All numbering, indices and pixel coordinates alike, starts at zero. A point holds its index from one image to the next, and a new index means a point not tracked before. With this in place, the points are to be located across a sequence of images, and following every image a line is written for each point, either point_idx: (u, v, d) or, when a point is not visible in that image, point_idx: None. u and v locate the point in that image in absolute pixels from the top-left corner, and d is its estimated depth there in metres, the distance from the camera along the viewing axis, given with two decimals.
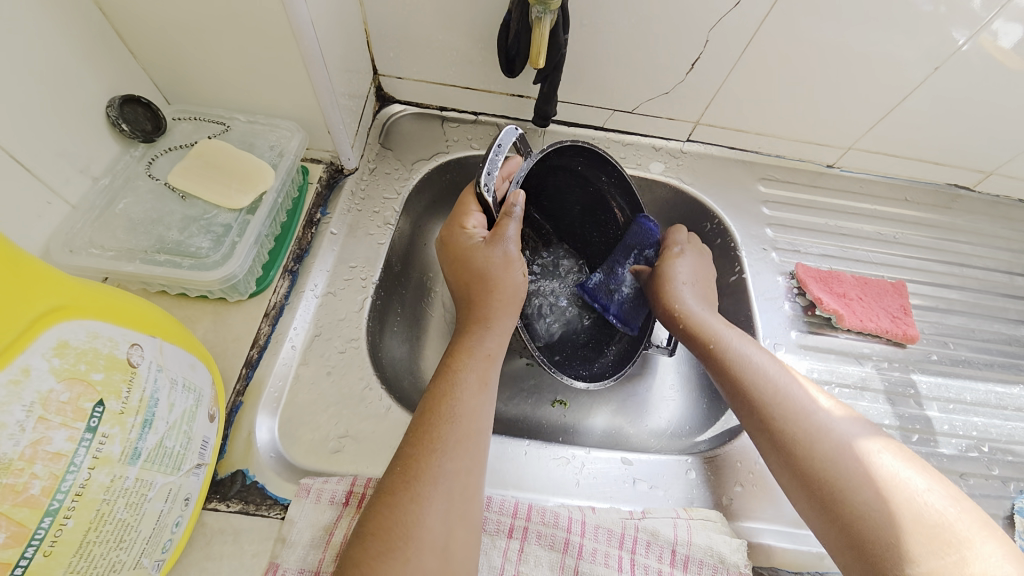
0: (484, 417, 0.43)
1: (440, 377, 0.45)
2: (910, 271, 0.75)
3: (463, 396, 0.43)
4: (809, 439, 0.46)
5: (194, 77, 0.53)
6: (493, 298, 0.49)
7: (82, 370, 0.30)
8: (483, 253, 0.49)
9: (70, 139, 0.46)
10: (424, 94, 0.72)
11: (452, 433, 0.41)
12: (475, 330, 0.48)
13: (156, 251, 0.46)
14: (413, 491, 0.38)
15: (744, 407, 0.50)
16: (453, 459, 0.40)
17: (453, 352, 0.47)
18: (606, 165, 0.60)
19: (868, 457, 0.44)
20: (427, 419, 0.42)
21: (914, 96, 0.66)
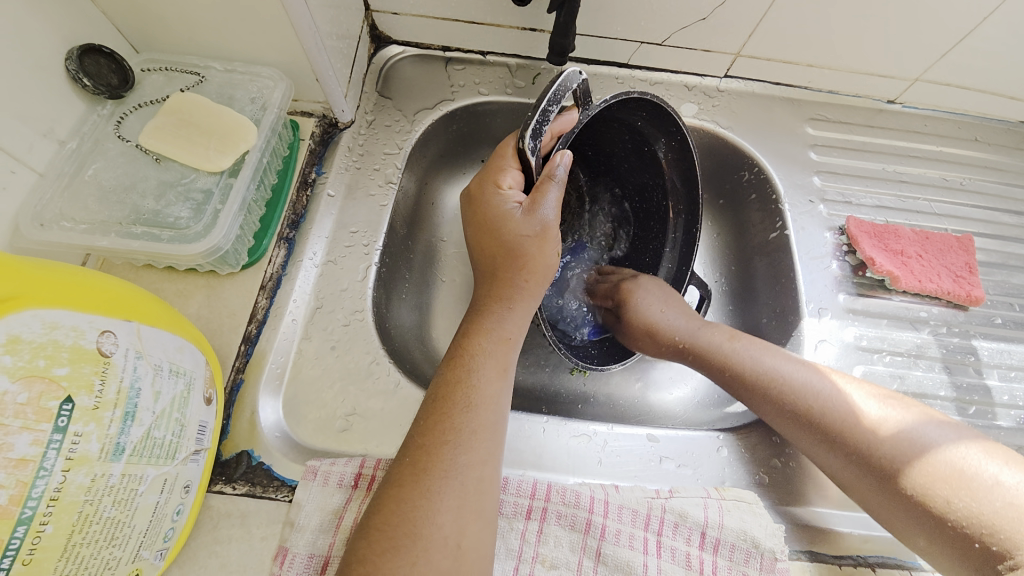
0: (503, 408, 0.40)
1: (454, 361, 0.41)
2: (975, 223, 0.66)
3: (479, 383, 0.39)
4: (817, 406, 0.45)
5: (160, 20, 0.47)
6: (522, 276, 0.43)
7: (41, 367, 0.27)
8: (518, 223, 0.43)
9: (27, 96, 0.41)
10: (423, 32, 0.63)
11: (468, 424, 0.37)
12: (497, 310, 0.43)
13: (133, 223, 0.42)
14: (423, 485, 0.35)
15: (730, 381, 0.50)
16: (469, 455, 0.36)
17: (469, 333, 0.42)
18: (669, 127, 0.51)
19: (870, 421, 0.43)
20: (441, 408, 0.38)
21: (996, 19, 0.55)
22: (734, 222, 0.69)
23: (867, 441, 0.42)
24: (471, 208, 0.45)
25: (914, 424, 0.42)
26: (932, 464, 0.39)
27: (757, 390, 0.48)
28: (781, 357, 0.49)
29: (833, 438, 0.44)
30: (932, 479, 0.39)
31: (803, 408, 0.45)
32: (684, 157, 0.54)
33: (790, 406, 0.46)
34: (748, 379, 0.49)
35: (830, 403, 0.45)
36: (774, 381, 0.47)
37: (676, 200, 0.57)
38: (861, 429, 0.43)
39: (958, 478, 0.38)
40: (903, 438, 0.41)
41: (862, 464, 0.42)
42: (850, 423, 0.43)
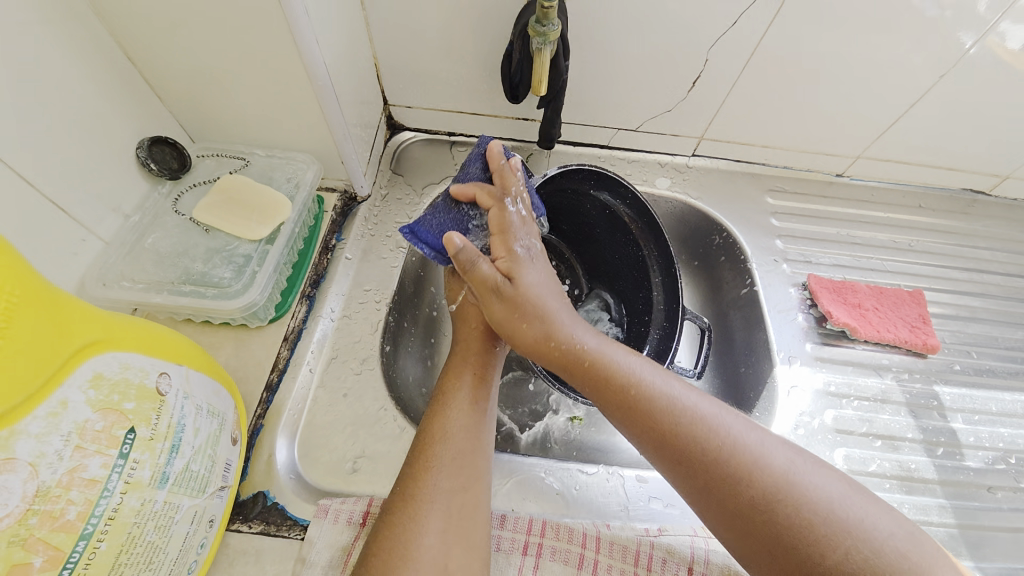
0: (479, 436, 0.44)
1: (436, 398, 0.46)
2: (927, 279, 0.74)
3: (453, 417, 0.44)
4: (743, 478, 0.39)
5: (217, 117, 0.57)
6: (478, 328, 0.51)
7: (115, 400, 0.32)
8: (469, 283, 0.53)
9: (104, 180, 0.49)
10: (432, 121, 0.74)
11: (445, 454, 0.42)
12: (467, 353, 0.50)
13: (182, 282, 0.49)
14: (412, 509, 0.39)
15: (629, 424, 0.43)
16: (444, 479, 0.41)
17: (447, 374, 0.48)
18: (620, 189, 0.62)
19: (760, 461, 0.39)
20: (425, 439, 0.43)
21: (914, 106, 0.66)
22: (709, 281, 0.77)
23: (751, 493, 0.38)
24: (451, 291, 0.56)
25: (819, 480, 0.39)
26: (858, 547, 0.35)
27: (656, 430, 0.42)
28: (673, 385, 0.44)
29: (746, 515, 0.38)
30: (802, 523, 0.37)
31: (692, 446, 0.40)
32: (642, 212, 0.62)
33: (710, 467, 0.40)
34: (630, 407, 0.43)
35: (751, 460, 0.39)
36: (687, 432, 0.41)
37: (648, 246, 0.63)
38: (783, 504, 0.37)
39: (896, 566, 0.34)
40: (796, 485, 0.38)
41: (768, 533, 0.37)
42: (737, 469, 0.39)
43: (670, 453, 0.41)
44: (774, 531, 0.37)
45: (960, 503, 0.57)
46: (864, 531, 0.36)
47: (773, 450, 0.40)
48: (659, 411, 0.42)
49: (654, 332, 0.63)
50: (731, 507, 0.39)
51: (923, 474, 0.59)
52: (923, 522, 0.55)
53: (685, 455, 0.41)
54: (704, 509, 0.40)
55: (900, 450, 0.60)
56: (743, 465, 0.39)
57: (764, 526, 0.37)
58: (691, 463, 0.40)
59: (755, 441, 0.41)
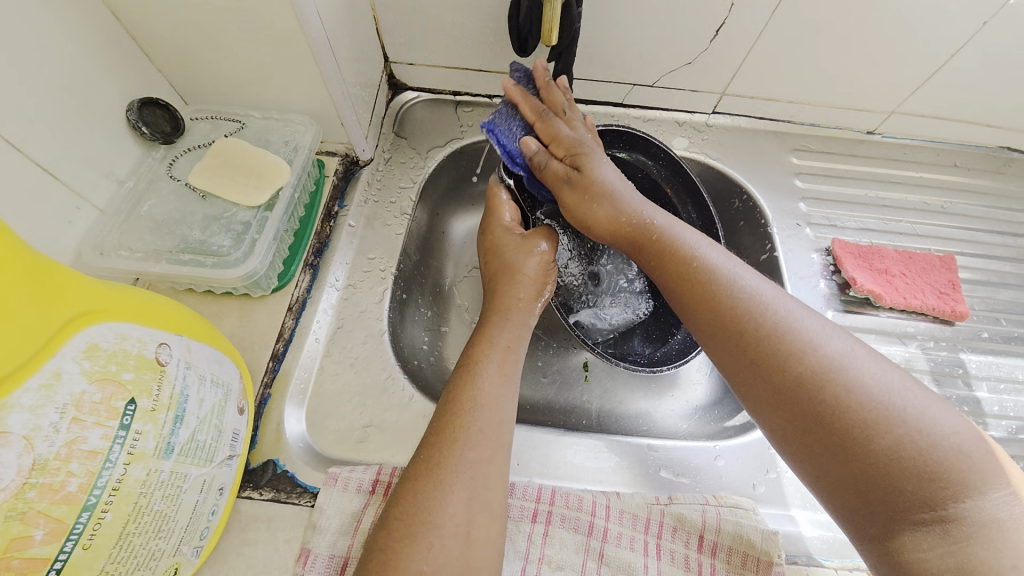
0: (506, 407, 0.43)
1: (461, 367, 0.45)
2: (958, 243, 0.70)
3: (482, 386, 0.43)
4: (798, 360, 0.38)
5: (208, 76, 0.54)
6: (516, 291, 0.50)
7: (113, 371, 0.31)
8: (514, 252, 0.52)
9: (94, 144, 0.47)
10: (436, 80, 0.70)
11: (476, 423, 0.41)
12: (495, 321, 0.48)
13: (181, 251, 0.47)
14: (436, 477, 0.38)
15: (700, 312, 0.43)
16: (473, 451, 0.40)
17: (474, 344, 0.47)
18: (651, 150, 0.60)
19: (856, 370, 0.37)
20: (451, 408, 0.42)
21: (959, 55, 0.60)
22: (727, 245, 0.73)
23: (830, 393, 0.36)
24: (487, 258, 0.54)
25: (887, 378, 0.37)
26: (917, 444, 0.34)
27: (724, 320, 0.41)
28: (780, 295, 0.42)
29: (804, 398, 0.37)
30: (890, 429, 0.34)
31: (773, 340, 0.39)
32: (676, 171, 0.60)
33: (764, 356, 0.39)
34: (706, 300, 0.42)
35: (809, 351, 0.38)
36: (746, 321, 0.40)
37: (687, 208, 0.60)
38: (837, 389, 0.36)
39: (951, 466, 0.33)
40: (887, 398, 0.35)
41: (829, 420, 0.36)
42: (812, 372, 0.37)
43: (723, 337, 0.41)
44: (833, 420, 0.36)
45: None
46: (922, 432, 0.34)
47: (869, 367, 0.37)
48: (716, 297, 0.42)
49: None
50: (786, 389, 0.38)
51: None
52: None
53: (738, 335, 0.40)
54: (751, 391, 0.40)
55: None
56: (830, 364, 0.37)
57: (821, 416, 0.36)
58: (742, 340, 0.40)
59: (864, 360, 0.37)
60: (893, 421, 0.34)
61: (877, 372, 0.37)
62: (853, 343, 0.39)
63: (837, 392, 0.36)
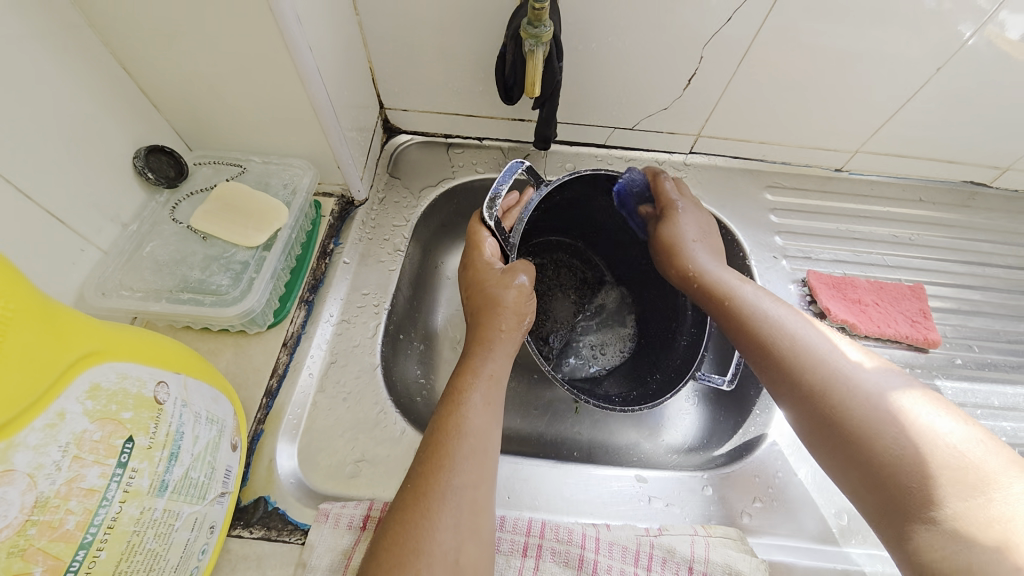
0: (492, 435, 0.44)
1: (448, 398, 0.46)
2: (928, 273, 0.73)
3: (468, 415, 0.44)
4: (816, 377, 0.46)
5: (213, 125, 0.57)
6: (499, 323, 0.51)
7: (113, 410, 0.32)
8: (493, 285, 0.53)
9: (102, 190, 0.50)
10: (428, 124, 0.74)
11: (460, 451, 0.42)
12: (480, 352, 0.50)
13: (181, 290, 0.49)
14: (423, 507, 0.39)
15: (733, 333, 0.53)
16: (462, 479, 0.41)
17: (460, 374, 0.48)
18: (635, 193, 0.64)
19: (861, 387, 0.44)
20: (437, 438, 0.43)
21: (913, 99, 0.66)
22: None
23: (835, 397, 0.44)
24: (467, 293, 0.55)
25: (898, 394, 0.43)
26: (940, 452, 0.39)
27: (752, 334, 0.51)
28: (802, 323, 0.51)
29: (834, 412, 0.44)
30: (886, 439, 0.41)
31: (788, 358, 0.48)
32: (659, 214, 0.63)
33: (794, 377, 0.47)
34: (739, 318, 0.52)
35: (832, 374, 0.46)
36: (769, 341, 0.50)
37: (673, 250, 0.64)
38: (865, 405, 0.43)
39: (944, 474, 0.38)
40: (887, 412, 0.42)
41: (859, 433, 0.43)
42: (822, 383, 0.45)
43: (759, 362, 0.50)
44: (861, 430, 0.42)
45: None
46: (935, 441, 0.40)
47: (878, 385, 0.44)
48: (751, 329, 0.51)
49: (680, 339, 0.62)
50: (819, 405, 0.45)
51: None
52: None
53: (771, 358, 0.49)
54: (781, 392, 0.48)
55: None
56: (838, 380, 0.45)
57: (845, 429, 0.43)
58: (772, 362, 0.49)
59: (872, 379, 0.45)
60: (891, 432, 0.41)
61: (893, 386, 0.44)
62: (881, 369, 0.46)
63: (844, 404, 0.44)
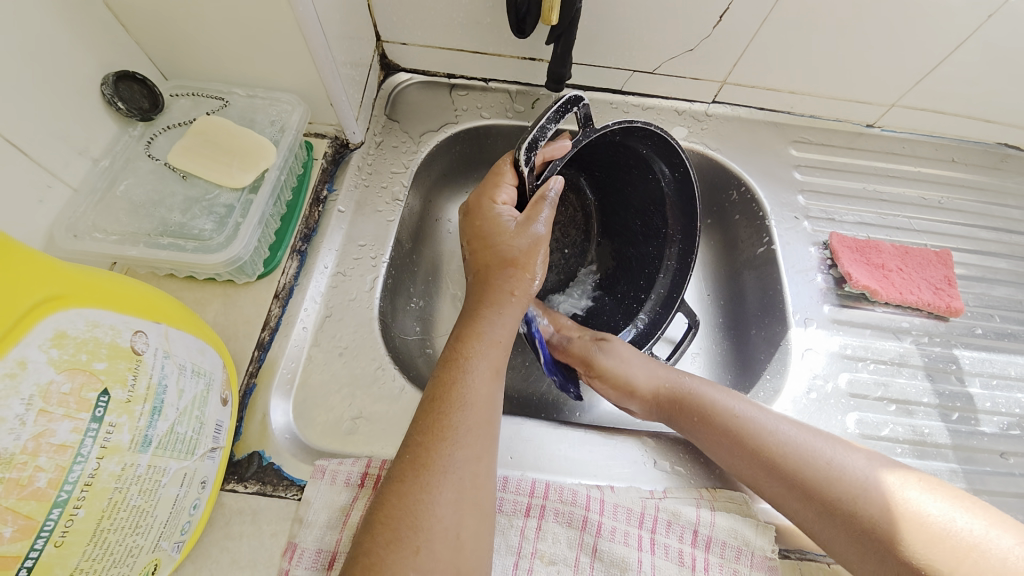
0: (485, 399, 0.42)
1: (448, 362, 0.43)
2: (954, 239, 0.70)
3: (472, 383, 0.42)
4: (784, 458, 0.46)
5: (191, 51, 0.51)
6: (513, 288, 0.47)
7: (83, 360, 0.29)
8: (507, 240, 0.47)
9: (68, 121, 0.45)
10: (430, 61, 0.68)
11: (462, 423, 0.40)
12: (488, 315, 0.46)
13: (160, 234, 0.45)
14: (424, 481, 0.37)
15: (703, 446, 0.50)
16: (456, 454, 0.39)
17: (461, 336, 0.45)
18: (672, 157, 0.53)
19: (818, 458, 0.46)
20: (438, 408, 0.41)
21: (960, 50, 0.60)
22: (724, 238, 0.73)
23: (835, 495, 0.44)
24: (472, 244, 0.49)
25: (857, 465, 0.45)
26: (917, 525, 0.41)
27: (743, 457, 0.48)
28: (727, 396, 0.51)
29: (856, 527, 0.43)
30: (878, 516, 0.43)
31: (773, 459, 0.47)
32: (684, 186, 0.55)
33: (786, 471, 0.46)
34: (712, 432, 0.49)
35: (796, 455, 0.46)
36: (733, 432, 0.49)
37: (674, 226, 0.58)
38: (846, 488, 0.44)
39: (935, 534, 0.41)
40: (857, 479, 0.44)
41: (893, 556, 0.41)
42: (799, 470, 0.46)
43: (741, 466, 0.48)
44: (897, 550, 0.41)
45: (972, 468, 0.56)
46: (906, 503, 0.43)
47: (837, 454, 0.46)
48: (717, 417, 0.50)
49: (642, 316, 0.62)
50: (823, 507, 0.44)
51: (936, 439, 0.57)
52: None
53: (753, 458, 0.47)
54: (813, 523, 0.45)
55: (914, 414, 0.58)
56: (808, 458, 0.46)
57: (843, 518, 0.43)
58: (763, 467, 0.47)
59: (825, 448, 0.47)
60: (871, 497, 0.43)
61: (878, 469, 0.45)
62: (833, 444, 0.47)
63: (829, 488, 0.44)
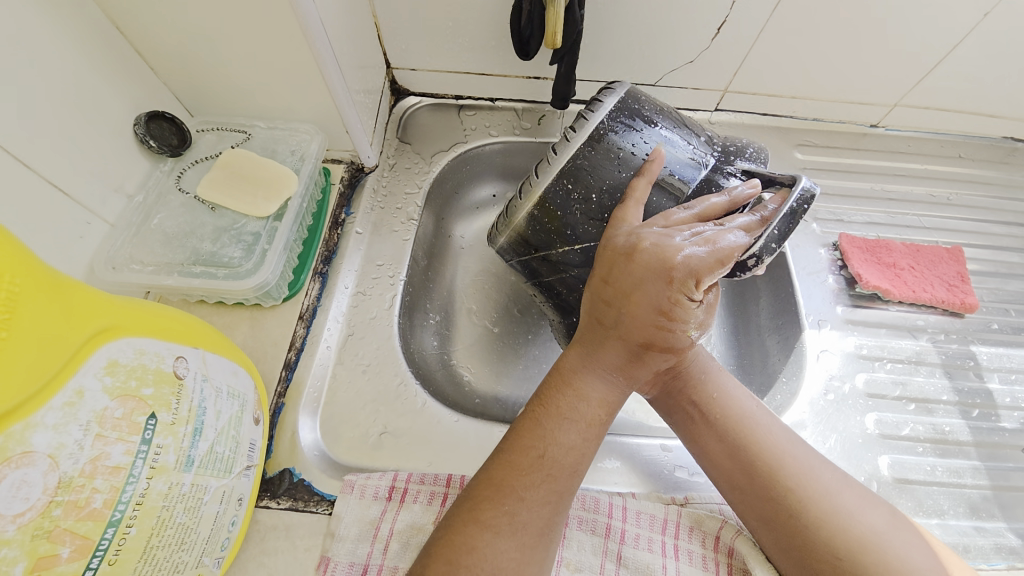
0: (582, 464, 0.41)
1: (563, 420, 0.41)
2: (966, 234, 0.70)
3: (585, 451, 0.42)
4: (783, 474, 0.42)
5: (215, 88, 0.54)
6: (655, 367, 0.44)
7: (133, 387, 0.31)
8: (686, 332, 0.42)
9: (104, 160, 0.48)
10: (437, 84, 0.70)
11: (569, 488, 0.41)
12: (618, 384, 0.43)
13: (192, 263, 0.48)
14: (519, 538, 0.38)
15: (691, 431, 0.47)
16: (534, 509, 0.39)
17: (581, 396, 0.42)
18: None
19: (818, 490, 0.41)
20: (546, 467, 0.40)
21: (960, 47, 0.61)
22: None
23: (815, 528, 0.40)
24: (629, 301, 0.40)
25: (864, 517, 0.40)
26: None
27: (734, 456, 0.44)
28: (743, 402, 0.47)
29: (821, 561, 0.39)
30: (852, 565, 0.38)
31: (772, 471, 0.42)
32: None
33: (775, 480, 0.42)
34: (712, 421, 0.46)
35: (799, 480, 0.42)
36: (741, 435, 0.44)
37: None
38: (829, 528, 0.39)
39: None
40: (847, 523, 0.40)
41: None
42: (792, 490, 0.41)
43: (751, 500, 0.43)
44: None
45: (995, 465, 0.56)
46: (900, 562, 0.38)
47: (842, 496, 0.41)
48: (753, 445, 0.44)
49: None
50: (790, 529, 0.41)
51: (957, 437, 0.57)
52: (956, 484, 0.54)
53: (765, 492, 0.42)
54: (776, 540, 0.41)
55: (934, 413, 0.58)
56: (807, 487, 0.41)
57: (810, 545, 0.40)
58: (776, 509, 0.41)
59: (839, 491, 0.41)
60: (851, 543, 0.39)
61: (917, 545, 0.39)
62: (857, 498, 0.41)
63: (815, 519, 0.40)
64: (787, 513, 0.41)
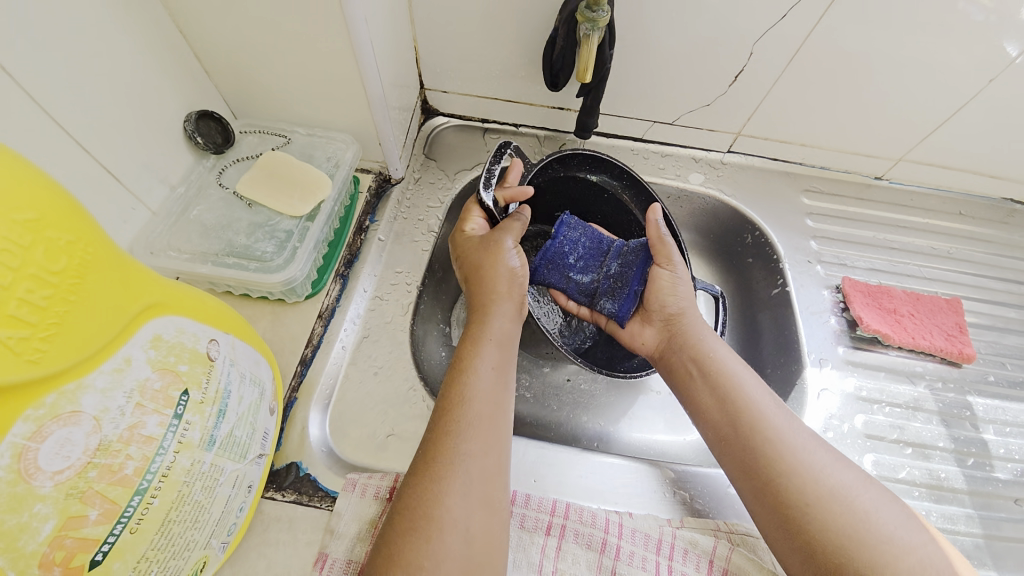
0: (498, 400, 0.45)
1: (455, 368, 0.46)
2: (964, 288, 0.72)
3: (474, 381, 0.45)
4: (765, 426, 0.45)
5: (262, 94, 0.57)
6: (491, 298, 0.50)
7: (172, 362, 0.33)
8: (488, 263, 0.50)
9: (154, 152, 0.51)
10: (467, 107, 0.74)
11: (466, 416, 0.43)
12: (481, 320, 0.49)
13: (226, 254, 0.50)
14: (434, 471, 0.40)
15: (686, 385, 0.51)
16: (442, 435, 0.42)
17: (464, 342, 0.48)
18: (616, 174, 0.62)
19: (792, 445, 0.44)
20: (443, 402, 0.44)
21: (962, 111, 0.64)
22: (739, 280, 0.76)
23: (786, 477, 0.43)
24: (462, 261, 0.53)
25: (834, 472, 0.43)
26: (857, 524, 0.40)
27: (723, 408, 0.47)
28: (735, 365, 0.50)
29: (786, 506, 0.42)
30: (813, 509, 0.41)
31: (755, 421, 0.46)
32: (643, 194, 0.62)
33: (753, 432, 0.45)
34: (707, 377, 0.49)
35: (777, 434, 0.45)
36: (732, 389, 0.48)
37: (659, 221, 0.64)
38: (798, 475, 0.42)
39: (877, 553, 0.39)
40: (815, 472, 0.42)
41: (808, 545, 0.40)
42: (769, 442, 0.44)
43: (734, 452, 0.45)
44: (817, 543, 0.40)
45: (988, 515, 0.56)
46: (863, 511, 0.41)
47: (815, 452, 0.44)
48: (737, 400, 0.47)
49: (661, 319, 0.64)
50: (762, 475, 0.43)
51: (952, 484, 0.58)
52: (949, 530, 0.55)
53: (747, 440, 0.45)
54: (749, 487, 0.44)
55: (930, 459, 0.59)
56: (784, 442, 0.44)
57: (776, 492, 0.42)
58: (750, 455, 0.44)
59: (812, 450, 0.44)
60: (813, 490, 0.42)
61: (880, 502, 0.42)
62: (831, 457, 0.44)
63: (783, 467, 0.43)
64: (764, 461, 0.44)
